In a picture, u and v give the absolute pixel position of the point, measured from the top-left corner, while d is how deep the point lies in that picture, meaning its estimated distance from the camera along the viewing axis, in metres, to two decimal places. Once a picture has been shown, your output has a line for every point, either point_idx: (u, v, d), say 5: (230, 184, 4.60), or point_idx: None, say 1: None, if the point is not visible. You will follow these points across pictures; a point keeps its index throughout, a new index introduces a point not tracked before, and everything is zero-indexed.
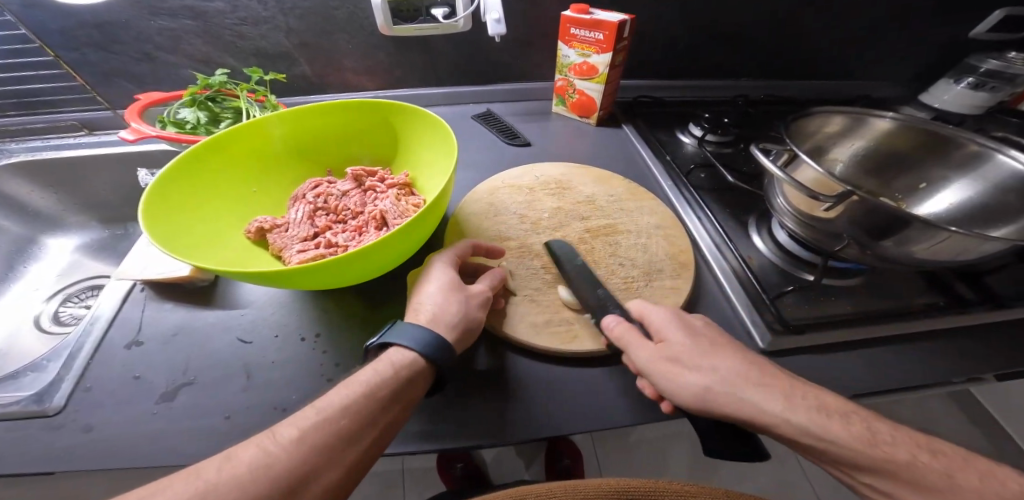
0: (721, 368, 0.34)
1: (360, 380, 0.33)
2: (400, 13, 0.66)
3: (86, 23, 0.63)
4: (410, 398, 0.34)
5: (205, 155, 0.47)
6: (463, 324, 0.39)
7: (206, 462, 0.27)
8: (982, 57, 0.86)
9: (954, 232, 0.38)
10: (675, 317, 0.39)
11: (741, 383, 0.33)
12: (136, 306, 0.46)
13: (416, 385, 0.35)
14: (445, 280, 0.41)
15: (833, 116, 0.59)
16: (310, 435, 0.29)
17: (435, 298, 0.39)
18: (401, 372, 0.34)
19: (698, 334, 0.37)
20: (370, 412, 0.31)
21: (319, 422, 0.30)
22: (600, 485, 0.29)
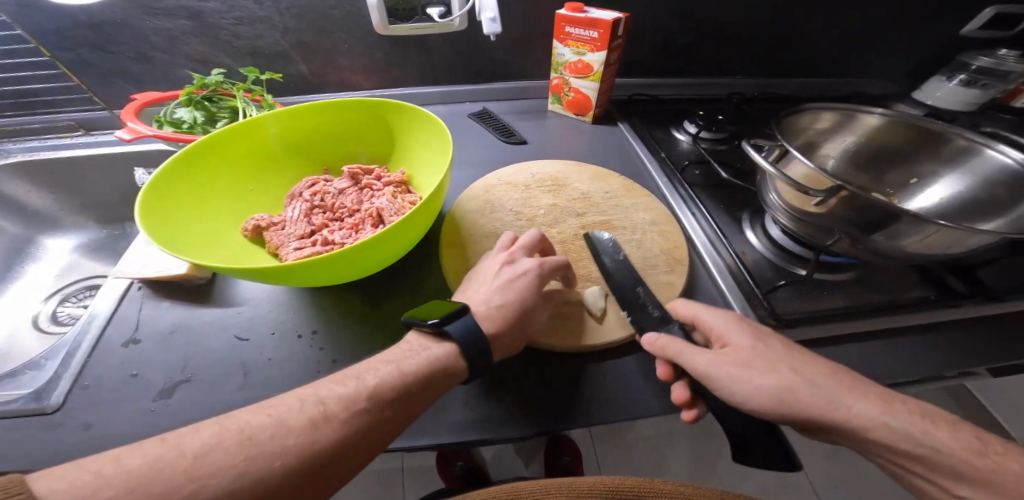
0: (801, 368, 0.34)
1: (410, 368, 0.34)
2: (396, 13, 0.66)
3: (81, 23, 0.63)
4: (436, 390, 0.34)
5: (202, 154, 0.48)
6: (516, 336, 0.39)
7: (262, 426, 0.28)
8: (973, 54, 0.87)
9: (942, 225, 0.39)
10: (733, 320, 0.38)
11: (824, 383, 0.33)
12: (134, 305, 0.46)
13: (445, 379, 0.35)
14: (525, 293, 0.41)
15: (823, 112, 0.60)
16: (352, 415, 0.30)
17: (499, 293, 0.41)
18: (445, 366, 0.35)
19: (768, 338, 0.36)
20: (391, 401, 0.32)
21: (366, 405, 0.31)
22: (593, 484, 0.30)
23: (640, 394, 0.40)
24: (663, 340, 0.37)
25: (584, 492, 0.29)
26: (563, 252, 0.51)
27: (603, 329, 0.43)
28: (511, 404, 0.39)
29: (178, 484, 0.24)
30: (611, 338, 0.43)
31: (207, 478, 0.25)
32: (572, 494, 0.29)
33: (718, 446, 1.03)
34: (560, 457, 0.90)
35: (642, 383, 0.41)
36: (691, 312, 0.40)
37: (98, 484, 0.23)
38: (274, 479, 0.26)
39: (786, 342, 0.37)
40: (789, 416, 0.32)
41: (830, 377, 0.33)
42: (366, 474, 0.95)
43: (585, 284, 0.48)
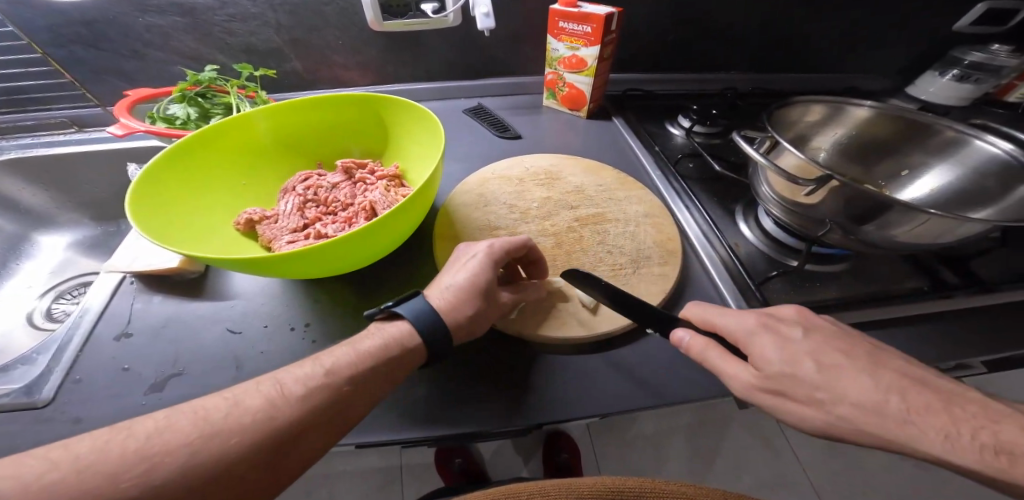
0: (839, 387, 0.32)
1: (370, 349, 0.35)
2: (390, 9, 0.66)
3: (73, 20, 0.63)
4: (388, 374, 0.35)
5: (194, 148, 0.48)
6: (470, 321, 0.39)
7: (216, 408, 0.30)
8: (965, 49, 0.87)
9: (933, 214, 0.39)
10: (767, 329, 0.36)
11: (860, 397, 0.31)
12: (126, 299, 0.46)
13: (396, 363, 0.35)
14: (484, 279, 0.40)
15: (812, 105, 0.60)
16: (308, 394, 0.31)
17: (461, 279, 0.40)
18: (402, 346, 0.36)
19: (801, 350, 0.34)
20: (338, 384, 0.32)
21: (320, 383, 0.32)
22: (594, 485, 0.30)
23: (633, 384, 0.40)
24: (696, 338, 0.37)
25: (586, 493, 0.29)
26: (556, 244, 0.52)
27: (596, 319, 0.44)
28: (503, 398, 0.39)
29: (131, 463, 0.26)
30: (604, 328, 0.43)
31: (159, 457, 0.26)
32: (572, 496, 0.29)
33: (716, 442, 1.03)
34: (559, 455, 0.91)
35: (634, 376, 0.42)
36: (708, 317, 0.38)
37: (48, 468, 0.25)
38: (232, 455, 0.28)
39: (822, 345, 0.34)
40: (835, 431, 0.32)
41: (875, 385, 0.31)
42: (364, 471, 0.94)
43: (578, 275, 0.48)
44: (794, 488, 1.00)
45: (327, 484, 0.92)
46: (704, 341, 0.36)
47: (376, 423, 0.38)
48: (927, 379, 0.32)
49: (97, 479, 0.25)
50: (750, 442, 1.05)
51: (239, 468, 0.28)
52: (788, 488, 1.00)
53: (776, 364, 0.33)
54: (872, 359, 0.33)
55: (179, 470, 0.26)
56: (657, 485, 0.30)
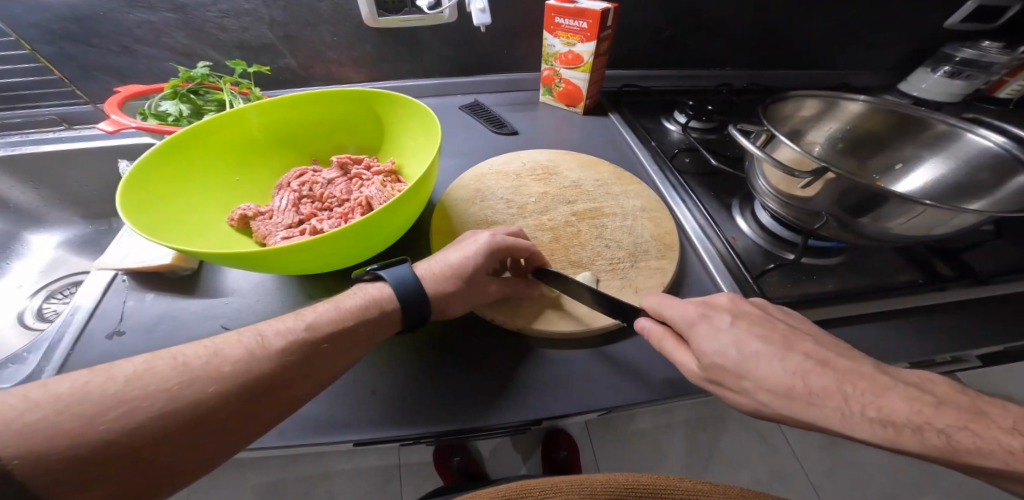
0: (757, 371, 0.32)
1: (349, 306, 0.36)
2: (385, 5, 0.66)
3: (62, 16, 0.62)
4: (365, 334, 0.36)
5: (186, 144, 0.47)
6: (450, 298, 0.40)
7: (196, 355, 0.29)
8: (956, 46, 0.88)
9: (928, 206, 0.39)
10: (699, 316, 0.35)
11: (768, 379, 0.31)
12: (118, 296, 0.46)
13: (376, 325, 0.37)
14: (475, 260, 0.42)
15: (807, 100, 0.60)
16: (290, 344, 0.32)
17: (454, 258, 0.42)
18: (381, 307, 0.38)
19: (728, 338, 0.33)
20: (316, 340, 0.33)
21: (300, 338, 0.32)
22: (607, 481, 0.30)
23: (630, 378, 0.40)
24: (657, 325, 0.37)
25: (601, 491, 0.29)
26: (554, 239, 0.51)
27: (595, 314, 0.44)
28: (498, 391, 0.40)
29: (109, 406, 0.25)
30: (599, 324, 0.43)
31: (138, 400, 0.26)
32: (586, 493, 0.29)
33: (714, 438, 1.04)
34: (558, 453, 0.91)
35: (630, 370, 0.42)
36: (655, 305, 0.38)
37: (24, 409, 0.24)
38: (212, 401, 0.27)
39: (749, 331, 0.34)
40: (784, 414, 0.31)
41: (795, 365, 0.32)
42: (362, 470, 0.94)
43: (576, 269, 0.48)
44: (791, 482, 1.01)
45: (325, 484, 0.91)
46: (660, 329, 0.37)
47: (375, 420, 0.37)
48: (828, 358, 0.32)
49: (75, 420, 0.24)
50: (748, 438, 1.05)
51: (219, 414, 0.27)
52: (786, 483, 1.00)
53: (712, 355, 0.33)
54: (786, 343, 0.33)
55: (158, 412, 0.26)
56: (670, 482, 0.30)
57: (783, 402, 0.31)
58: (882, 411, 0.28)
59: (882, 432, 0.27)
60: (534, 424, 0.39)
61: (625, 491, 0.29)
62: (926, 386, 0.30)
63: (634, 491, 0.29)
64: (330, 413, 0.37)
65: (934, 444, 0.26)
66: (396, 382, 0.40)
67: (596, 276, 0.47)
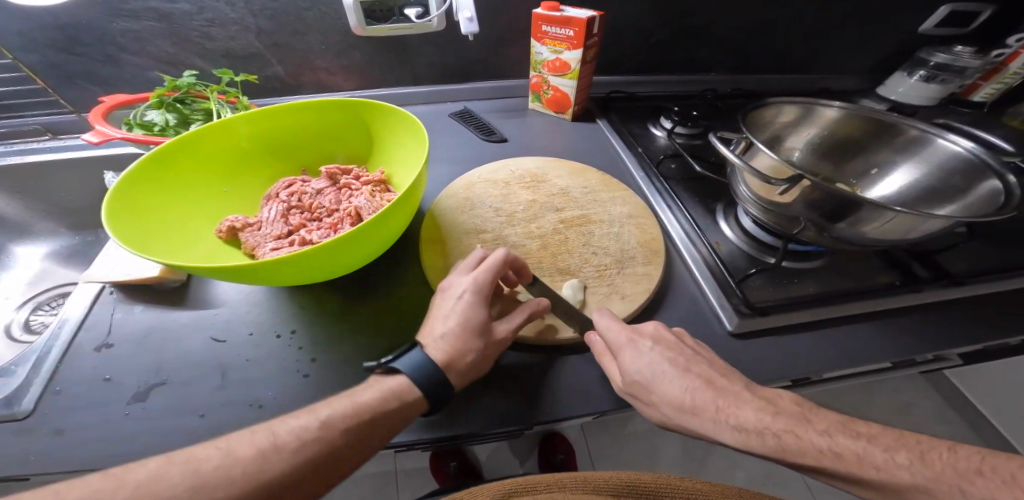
0: (664, 389, 0.36)
1: (371, 400, 0.35)
2: (374, 14, 0.67)
3: (46, 25, 0.61)
4: (384, 431, 0.34)
5: (175, 154, 0.47)
6: (473, 366, 0.38)
7: (209, 458, 0.29)
8: (931, 51, 0.90)
9: (899, 211, 0.41)
10: (628, 340, 0.39)
11: (666, 398, 0.36)
12: (106, 309, 0.46)
13: (396, 415, 0.35)
14: (474, 314, 0.40)
15: (786, 106, 0.62)
16: (306, 442, 0.31)
17: (454, 320, 0.40)
18: (401, 398, 0.36)
19: (647, 359, 0.37)
20: (333, 441, 0.32)
21: (317, 434, 0.31)
22: (611, 479, 0.31)
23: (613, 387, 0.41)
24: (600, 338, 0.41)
25: (603, 489, 0.31)
26: (542, 247, 0.52)
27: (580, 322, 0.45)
28: (490, 399, 0.40)
29: None
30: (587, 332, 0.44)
31: None
32: (590, 489, 0.31)
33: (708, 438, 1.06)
34: (554, 456, 0.92)
35: None
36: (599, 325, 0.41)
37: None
38: None
39: (663, 355, 0.38)
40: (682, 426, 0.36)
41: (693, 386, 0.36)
42: (358, 477, 0.94)
43: (564, 277, 0.49)
44: (782, 480, 1.03)
45: None
46: (602, 344, 0.40)
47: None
48: (715, 377, 0.36)
49: None
50: None
51: None
52: (778, 481, 1.02)
53: (632, 374, 0.37)
54: (686, 364, 0.37)
55: None
56: (671, 482, 0.31)
57: (677, 414, 0.36)
58: (739, 420, 0.33)
59: (740, 438, 0.33)
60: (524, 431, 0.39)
61: (627, 488, 0.31)
62: (775, 399, 0.35)
63: (635, 489, 0.31)
64: None
65: (770, 445, 0.32)
66: None
67: (583, 283, 0.48)
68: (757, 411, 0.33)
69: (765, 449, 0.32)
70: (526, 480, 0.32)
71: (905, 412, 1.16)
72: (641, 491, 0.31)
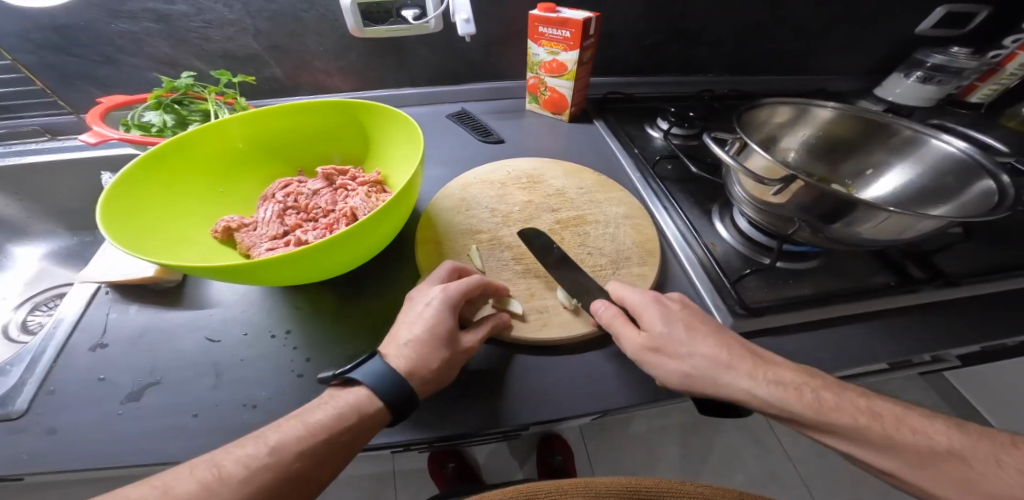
0: (699, 345, 0.38)
1: (326, 418, 0.33)
2: (371, 15, 0.67)
3: (44, 26, 0.61)
4: (342, 449, 0.32)
5: (170, 154, 0.47)
6: (438, 374, 0.37)
7: (147, 497, 0.27)
8: (927, 52, 0.90)
9: (893, 212, 0.41)
10: (653, 300, 0.41)
11: (703, 353, 0.38)
12: (102, 308, 0.46)
13: (354, 431, 0.33)
14: (440, 322, 0.38)
15: (781, 107, 0.62)
16: (255, 470, 0.29)
17: (419, 328, 0.38)
18: (360, 412, 0.34)
19: (677, 319, 0.40)
20: (286, 466, 0.30)
21: (268, 460, 0.30)
22: (612, 485, 0.31)
23: (608, 388, 0.41)
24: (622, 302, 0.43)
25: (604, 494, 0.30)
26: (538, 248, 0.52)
27: (575, 321, 0.45)
28: (487, 399, 0.40)
29: None
30: (583, 330, 0.44)
31: None
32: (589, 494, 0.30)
33: (707, 440, 1.05)
34: (553, 458, 0.92)
35: (615, 373, 0.43)
36: (618, 292, 0.43)
37: None
38: None
39: (688, 318, 0.41)
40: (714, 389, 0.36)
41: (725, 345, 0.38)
42: (356, 479, 0.93)
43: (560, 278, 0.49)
44: (782, 482, 1.02)
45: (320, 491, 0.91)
46: (615, 311, 0.41)
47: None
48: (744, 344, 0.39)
49: None
50: (740, 439, 1.07)
51: None
52: (777, 483, 1.02)
53: (660, 330, 0.39)
54: (713, 329, 0.40)
55: None
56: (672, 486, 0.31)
57: (710, 368, 0.37)
58: (775, 376, 0.36)
59: (778, 391, 0.35)
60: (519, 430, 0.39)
61: (627, 493, 0.30)
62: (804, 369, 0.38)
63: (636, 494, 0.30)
64: None
65: (807, 402, 0.35)
66: None
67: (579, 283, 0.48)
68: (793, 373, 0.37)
69: (801, 406, 0.34)
70: (527, 487, 0.31)
71: None
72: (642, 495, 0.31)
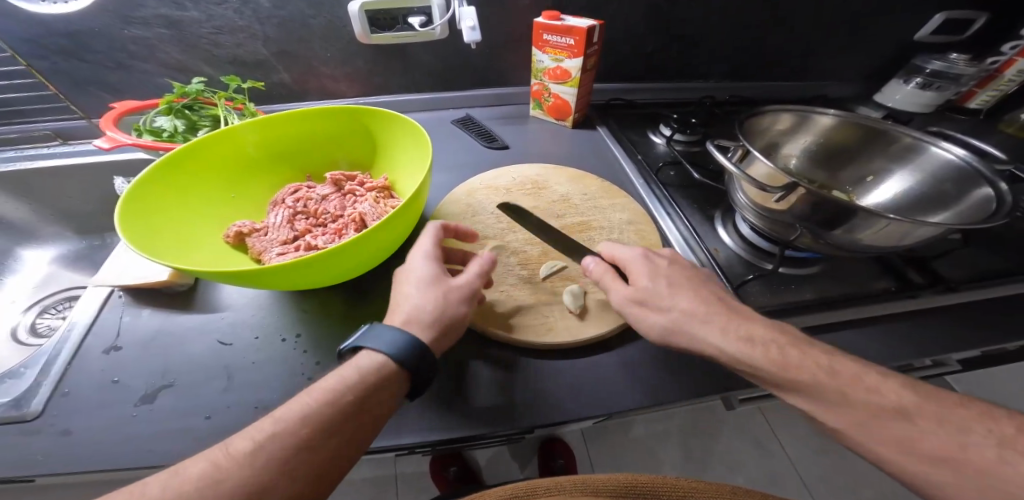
0: (679, 299, 0.41)
1: (327, 391, 0.33)
2: (378, 22, 0.69)
3: (58, 32, 0.63)
4: (353, 411, 0.32)
5: (185, 159, 0.48)
6: (443, 332, 0.38)
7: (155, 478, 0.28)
8: (926, 58, 0.92)
9: (893, 219, 0.42)
10: (642, 256, 0.45)
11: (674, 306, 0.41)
12: (115, 312, 0.47)
13: (363, 392, 0.33)
14: (426, 276, 0.41)
15: (783, 114, 0.62)
16: (259, 445, 0.29)
17: (409, 291, 0.40)
18: (366, 373, 0.35)
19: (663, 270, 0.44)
20: (296, 433, 0.30)
21: (277, 430, 0.30)
22: (609, 481, 0.32)
23: (615, 393, 0.42)
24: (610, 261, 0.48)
25: (601, 490, 0.31)
26: (543, 253, 0.53)
27: (581, 327, 0.46)
28: (494, 401, 0.41)
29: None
30: (588, 334, 0.45)
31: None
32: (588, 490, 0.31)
33: (708, 444, 1.06)
34: (554, 462, 0.92)
35: (620, 377, 0.43)
36: (610, 252, 0.47)
37: None
38: None
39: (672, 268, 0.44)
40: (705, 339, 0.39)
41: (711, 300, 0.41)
42: (359, 482, 0.94)
43: (565, 282, 0.50)
44: (782, 486, 1.03)
45: None
46: (603, 266, 0.45)
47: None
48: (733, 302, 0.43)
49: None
50: (740, 442, 1.08)
51: None
52: (778, 487, 1.03)
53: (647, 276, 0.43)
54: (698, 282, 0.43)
55: None
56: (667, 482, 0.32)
57: (687, 322, 0.40)
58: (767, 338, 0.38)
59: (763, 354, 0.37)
60: (526, 432, 0.40)
61: (624, 489, 0.31)
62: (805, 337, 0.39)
63: (632, 490, 0.31)
64: None
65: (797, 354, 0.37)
66: None
67: (583, 289, 0.49)
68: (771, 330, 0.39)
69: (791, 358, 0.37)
70: (527, 484, 0.32)
71: None
72: (639, 491, 0.31)
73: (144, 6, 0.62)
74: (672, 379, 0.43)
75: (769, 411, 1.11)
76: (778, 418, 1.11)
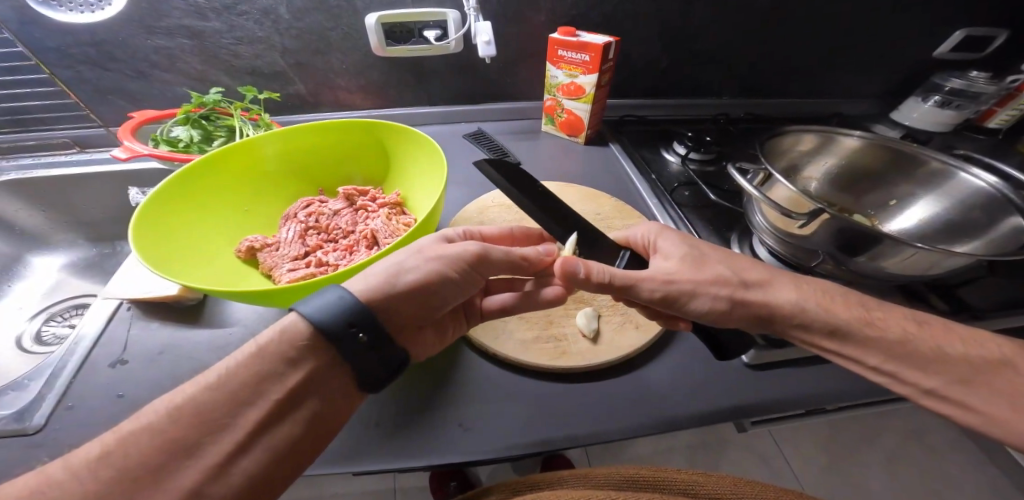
0: (706, 272, 0.41)
1: (231, 371, 0.29)
2: (394, 35, 0.69)
3: (83, 40, 0.63)
4: (275, 386, 0.29)
5: (201, 174, 0.48)
6: (406, 295, 0.34)
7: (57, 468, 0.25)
8: (945, 76, 0.90)
9: (920, 248, 0.41)
10: (657, 229, 0.46)
11: (699, 311, 0.40)
12: (122, 325, 0.46)
13: (288, 365, 0.30)
14: (420, 247, 0.38)
15: (804, 135, 0.61)
16: (140, 444, 0.26)
17: (401, 255, 0.36)
18: (291, 344, 0.31)
19: (674, 253, 0.43)
20: (207, 412, 0.27)
21: (185, 410, 0.27)
22: (611, 475, 0.35)
23: (634, 421, 0.41)
24: (630, 247, 0.49)
25: (602, 481, 0.34)
26: None
27: (597, 349, 0.45)
28: (510, 426, 0.40)
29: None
30: (603, 358, 0.44)
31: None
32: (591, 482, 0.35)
33: (714, 463, 1.04)
34: None
35: (635, 403, 0.42)
36: (622, 234, 0.49)
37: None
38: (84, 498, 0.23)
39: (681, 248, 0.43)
40: (740, 309, 0.40)
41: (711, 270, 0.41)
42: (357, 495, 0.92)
43: (578, 306, 0.50)
44: None
45: None
46: (588, 267, 0.38)
47: (391, 450, 0.38)
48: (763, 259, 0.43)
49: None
50: (749, 464, 1.05)
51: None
52: None
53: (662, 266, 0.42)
54: (703, 261, 0.42)
55: None
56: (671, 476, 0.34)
57: (734, 296, 0.40)
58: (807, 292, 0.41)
59: (808, 307, 0.40)
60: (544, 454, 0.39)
61: (626, 482, 0.34)
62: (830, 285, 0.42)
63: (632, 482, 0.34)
64: (337, 446, 0.38)
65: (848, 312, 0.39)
66: (398, 414, 0.40)
67: (597, 312, 0.49)
68: (795, 290, 0.41)
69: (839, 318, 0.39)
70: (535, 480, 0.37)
71: (924, 439, 1.10)
72: (639, 483, 0.34)
73: (168, 17, 0.63)
74: (692, 409, 0.42)
75: (778, 431, 1.08)
76: (789, 440, 1.08)
